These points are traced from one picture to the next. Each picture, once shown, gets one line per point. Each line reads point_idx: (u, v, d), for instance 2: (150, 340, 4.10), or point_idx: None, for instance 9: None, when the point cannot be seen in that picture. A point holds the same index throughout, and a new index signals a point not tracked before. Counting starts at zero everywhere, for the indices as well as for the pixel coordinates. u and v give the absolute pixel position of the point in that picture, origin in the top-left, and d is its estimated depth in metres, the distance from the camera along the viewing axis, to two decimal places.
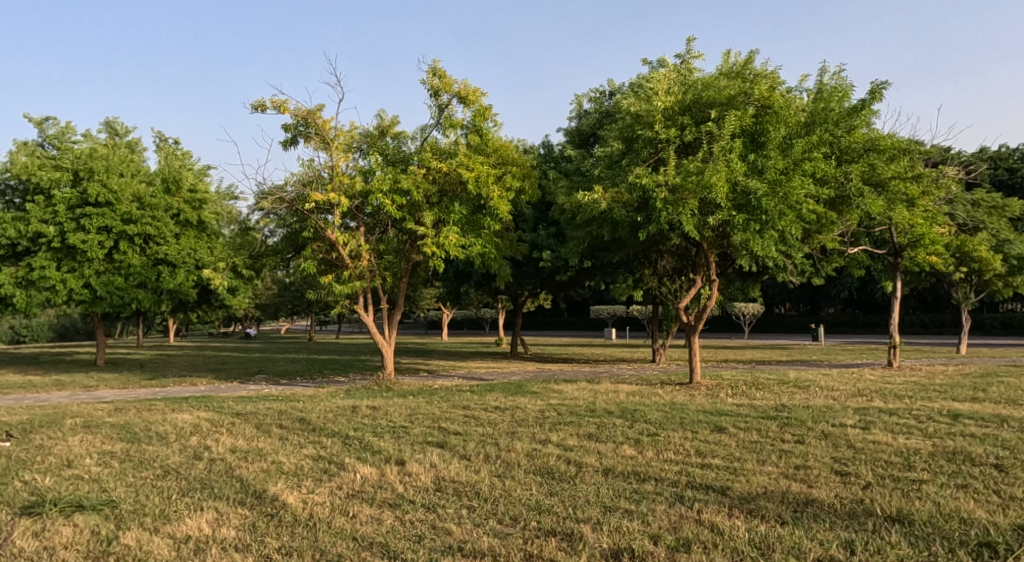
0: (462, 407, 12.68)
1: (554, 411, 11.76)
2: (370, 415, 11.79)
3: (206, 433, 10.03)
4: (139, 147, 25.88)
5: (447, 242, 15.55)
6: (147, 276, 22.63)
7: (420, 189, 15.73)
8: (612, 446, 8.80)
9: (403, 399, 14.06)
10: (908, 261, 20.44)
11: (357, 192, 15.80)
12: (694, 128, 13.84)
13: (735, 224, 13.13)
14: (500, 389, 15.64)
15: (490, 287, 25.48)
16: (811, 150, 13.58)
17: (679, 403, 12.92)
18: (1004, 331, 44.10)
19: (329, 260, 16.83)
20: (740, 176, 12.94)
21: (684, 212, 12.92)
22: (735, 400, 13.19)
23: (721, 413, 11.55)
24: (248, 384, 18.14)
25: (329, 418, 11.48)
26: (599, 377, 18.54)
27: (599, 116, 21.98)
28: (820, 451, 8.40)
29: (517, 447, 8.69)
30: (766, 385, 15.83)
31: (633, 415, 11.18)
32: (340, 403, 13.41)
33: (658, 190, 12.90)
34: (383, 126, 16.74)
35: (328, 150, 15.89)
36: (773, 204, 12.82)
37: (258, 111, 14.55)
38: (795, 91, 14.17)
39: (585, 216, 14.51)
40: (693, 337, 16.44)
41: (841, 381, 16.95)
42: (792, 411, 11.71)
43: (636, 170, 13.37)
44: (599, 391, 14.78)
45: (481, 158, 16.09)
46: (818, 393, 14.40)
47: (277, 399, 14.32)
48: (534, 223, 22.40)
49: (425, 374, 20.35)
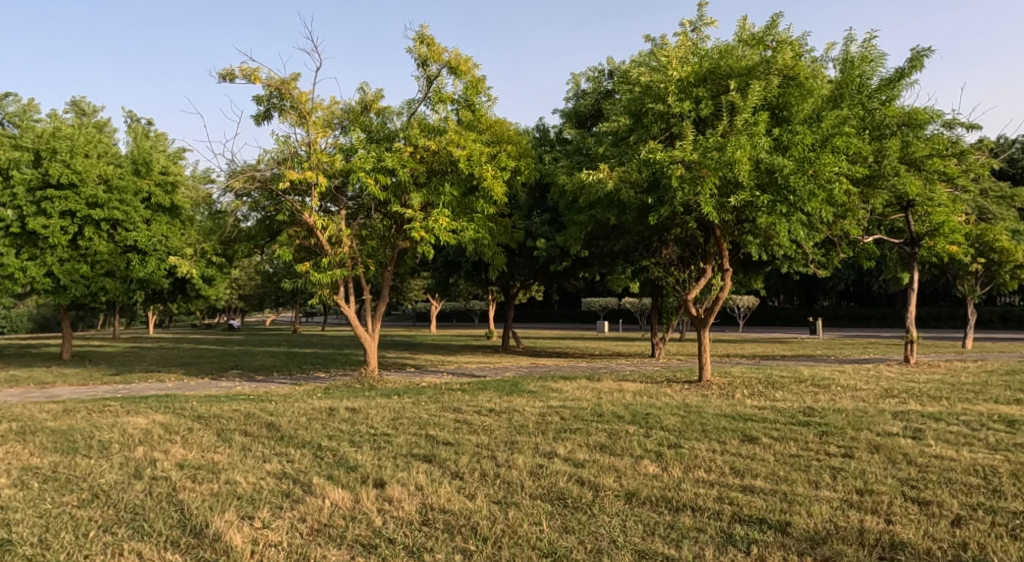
0: (453, 410, 11.32)
1: (557, 415, 10.44)
2: (348, 420, 10.42)
3: (155, 443, 8.59)
4: (108, 127, 24.28)
5: (437, 227, 14.15)
6: (115, 264, 21.15)
7: (406, 169, 14.34)
8: (630, 461, 7.49)
9: (386, 400, 12.69)
10: (926, 252, 19.27)
11: (338, 171, 14.42)
12: (711, 101, 12.65)
13: (759, 206, 11.87)
14: (494, 388, 14.30)
15: (481, 277, 24.14)
16: (840, 125, 12.34)
17: (694, 405, 11.59)
18: (1003, 325, 43.14)
19: (307, 246, 15.46)
20: (765, 152, 11.72)
21: (703, 191, 11.66)
22: (756, 403, 11.88)
23: (745, 418, 10.26)
24: (220, 382, 16.70)
25: (302, 424, 10.11)
26: (600, 373, 17.23)
27: (599, 97, 20.70)
28: (878, 468, 7.11)
29: (518, 463, 7.36)
30: (784, 384, 14.55)
31: (648, 420, 9.85)
32: (317, 405, 12.03)
33: (673, 167, 11.62)
34: (366, 101, 15.39)
35: (306, 126, 14.48)
36: (801, 184, 11.58)
37: (227, 81, 13.11)
38: (820, 62, 13.03)
39: (589, 197, 13.19)
40: (704, 331, 15.14)
41: (862, 380, 15.71)
42: (825, 415, 10.42)
43: (649, 145, 12.08)
44: (603, 391, 13.46)
45: (474, 135, 14.73)
46: (845, 394, 13.11)
47: (249, 399, 12.93)
48: (528, 209, 21.04)
49: (412, 370, 18.94)
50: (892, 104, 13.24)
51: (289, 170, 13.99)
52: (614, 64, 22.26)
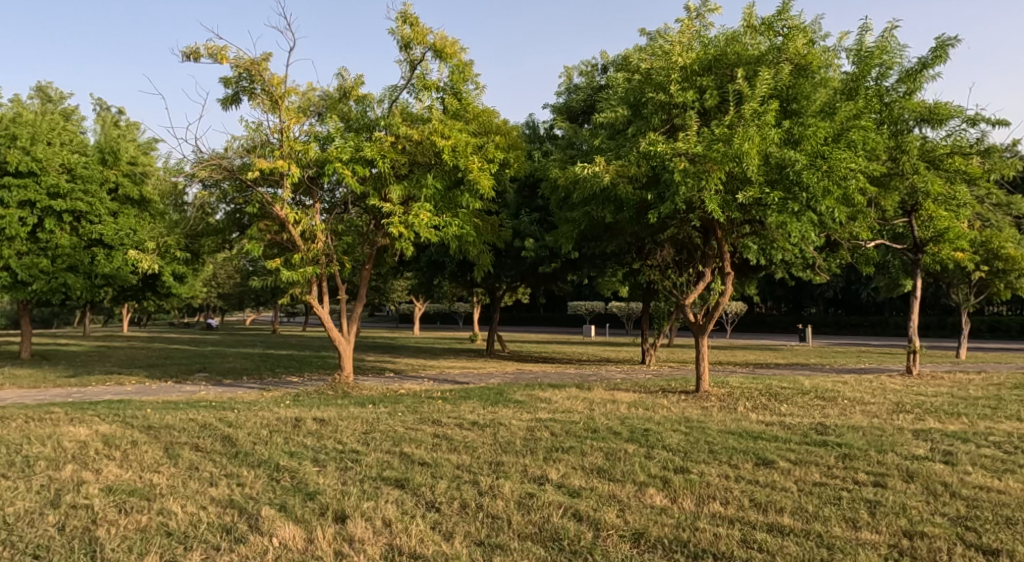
0: (432, 423, 10.32)
1: (546, 431, 9.40)
2: (314, 434, 9.38)
3: (89, 460, 7.51)
4: (75, 115, 23.06)
5: (418, 222, 13.05)
6: (78, 259, 19.99)
7: (386, 160, 13.30)
8: (633, 489, 6.49)
9: (360, 409, 11.67)
10: (931, 259, 18.40)
11: (312, 161, 13.38)
12: (716, 91, 11.71)
13: (769, 204, 10.87)
14: (477, 396, 13.29)
15: (465, 278, 23.14)
16: (856, 119, 11.40)
17: (696, 420, 10.61)
18: (991, 335, 42.54)
19: (279, 242, 14.40)
20: (775, 145, 10.77)
21: (709, 187, 10.67)
22: (762, 418, 10.90)
23: (755, 436, 9.30)
24: (184, 386, 15.58)
25: (262, 438, 9.07)
26: (590, 381, 16.22)
27: (591, 92, 19.76)
28: (921, 503, 6.15)
29: (504, 491, 6.36)
30: (787, 397, 13.59)
31: (648, 439, 8.83)
32: (282, 414, 10.98)
33: (676, 160, 10.69)
34: (345, 87, 14.38)
35: (278, 111, 13.43)
36: (815, 180, 10.58)
37: (191, 60, 12.04)
38: (833, 52, 12.14)
39: (583, 192, 12.21)
40: (701, 337, 14.15)
41: (867, 392, 14.80)
42: (841, 435, 9.45)
43: (650, 137, 11.15)
44: (596, 402, 12.46)
45: (460, 124, 13.72)
46: (855, 408, 12.16)
47: (209, 407, 11.85)
48: (516, 208, 20.07)
49: (390, 376, 17.88)
50: (911, 97, 12.29)
51: (259, 159, 12.94)
52: (607, 58, 21.35)
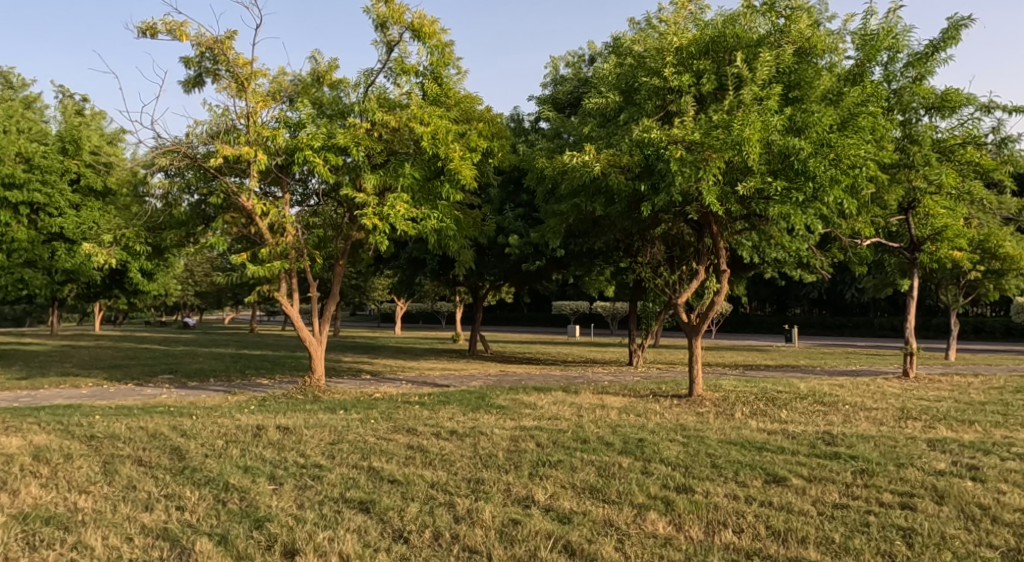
0: (405, 432, 9.47)
1: (531, 442, 8.57)
2: (275, 445, 8.52)
3: (12, 477, 6.65)
4: (37, 103, 21.98)
5: (394, 214, 12.13)
6: (37, 253, 19.10)
7: (360, 148, 12.42)
8: (631, 514, 5.71)
9: (329, 416, 10.80)
10: (928, 259, 17.72)
11: (281, 148, 12.48)
12: (714, 76, 10.89)
13: (772, 195, 10.05)
14: (457, 401, 12.44)
15: (447, 276, 22.27)
16: (864, 105, 10.62)
17: (692, 428, 9.82)
18: (975, 336, 42.07)
19: (246, 235, 13.45)
20: (778, 132, 9.98)
21: (707, 176, 9.84)
22: (762, 426, 10.12)
23: (760, 447, 8.50)
24: (145, 389, 14.65)
25: (216, 449, 8.21)
26: (576, 384, 15.40)
27: (578, 84, 18.95)
28: (963, 532, 5.37)
29: (484, 518, 5.56)
30: (785, 401, 12.79)
31: (643, 451, 8.00)
32: (242, 422, 10.10)
33: (672, 148, 9.88)
34: (318, 72, 13.51)
35: (245, 95, 12.53)
36: (822, 168, 9.72)
37: (147, 36, 11.12)
38: (837, 35, 11.39)
39: (571, 182, 11.37)
40: (695, 338, 13.39)
41: (867, 396, 14.04)
42: (851, 445, 8.68)
43: (643, 123, 10.35)
44: (584, 407, 11.66)
45: (440, 110, 12.86)
46: (859, 414, 11.40)
47: (166, 413, 10.99)
48: (499, 203, 19.23)
49: (366, 378, 17.01)
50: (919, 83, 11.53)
51: (223, 146, 12.03)
52: (595, 49, 20.59)
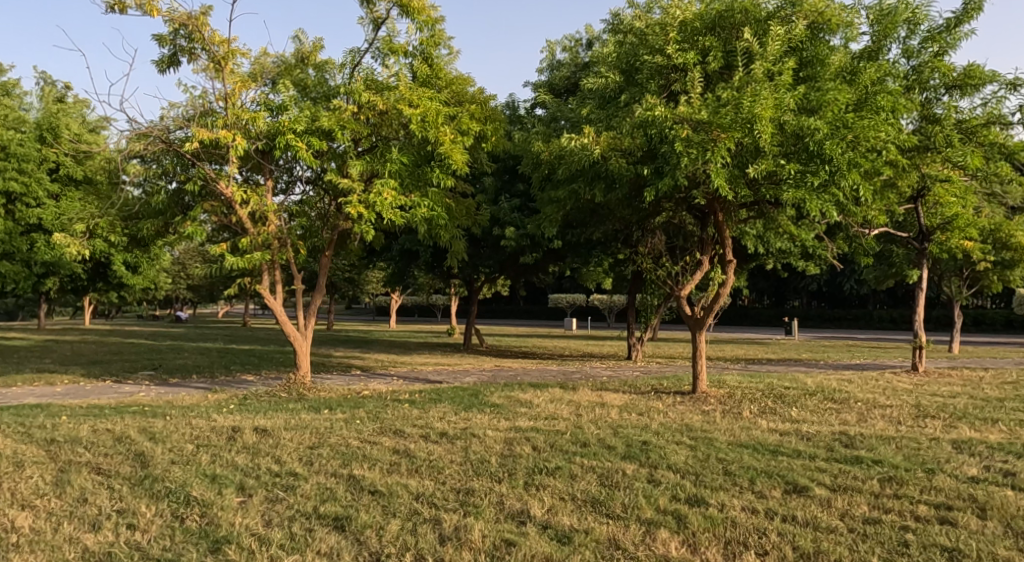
0: (392, 434, 8.84)
1: (525, 446, 7.90)
2: (250, 449, 7.90)
3: None
4: (17, 89, 21.22)
5: (381, 202, 11.42)
6: (15, 245, 18.70)
7: (346, 131, 11.74)
8: (639, 532, 5.10)
9: (311, 417, 10.16)
10: (937, 249, 17.07)
11: (262, 131, 11.78)
12: (721, 52, 10.21)
13: (785, 179, 9.35)
14: (449, 399, 11.78)
15: (441, 268, 21.60)
16: (881, 84, 9.95)
17: (699, 429, 9.19)
18: (975, 329, 41.50)
19: (227, 225, 12.78)
20: (790, 112, 9.33)
21: (715, 159, 9.16)
22: (773, 426, 9.49)
23: (775, 450, 7.87)
24: (123, 387, 14.00)
25: (184, 454, 7.61)
26: (575, 380, 14.77)
27: (575, 68, 18.26)
28: (1015, 553, 4.75)
29: (474, 539, 4.95)
30: (794, 398, 12.14)
31: (649, 456, 7.36)
32: (217, 423, 9.47)
33: (677, 129, 9.24)
34: (302, 53, 12.80)
35: (223, 76, 11.84)
36: (838, 150, 9.03)
37: (117, 12, 10.42)
38: (851, 12, 10.72)
39: (569, 167, 10.71)
40: (699, 333, 12.74)
41: (879, 392, 13.39)
42: (872, 447, 8.03)
43: (646, 103, 9.69)
44: (583, 406, 11.01)
45: (430, 92, 12.21)
46: (874, 412, 10.77)
47: (138, 413, 10.34)
48: (494, 192, 18.56)
49: (356, 374, 16.38)
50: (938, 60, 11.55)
51: (199, 129, 11.35)
52: (592, 32, 19.92)
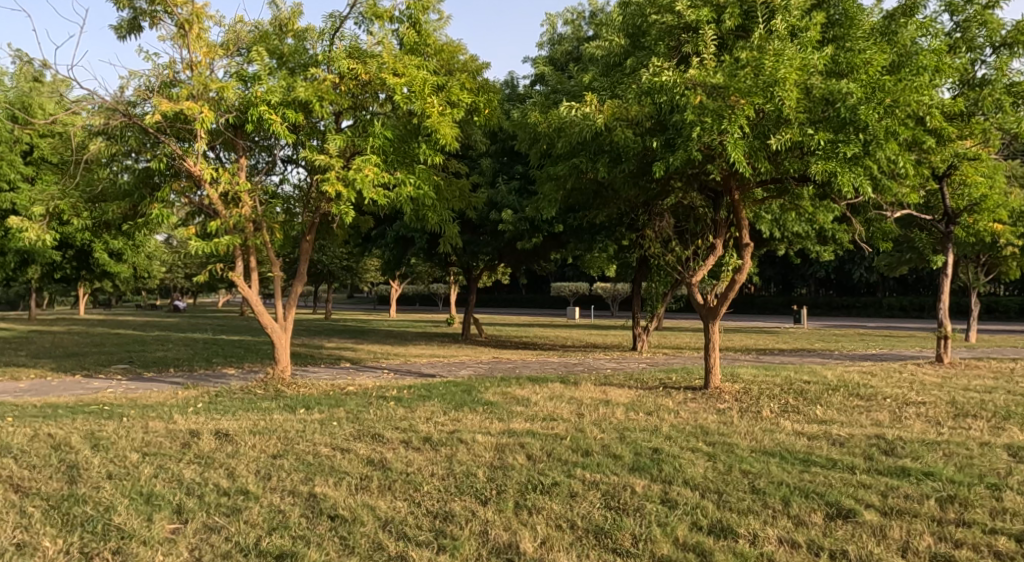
0: (371, 438, 7.84)
1: (518, 455, 6.85)
2: (204, 459, 6.88)
3: None
4: None
5: (362, 178, 10.35)
6: None
7: (324, 103, 10.69)
8: None
9: (283, 417, 9.14)
10: (963, 232, 15.93)
11: (231, 104, 10.73)
12: (740, 9, 9.10)
13: (812, 149, 8.26)
14: (439, 396, 10.75)
15: (437, 255, 20.55)
16: (919, 44, 8.86)
17: (716, 432, 8.15)
18: (988, 317, 40.41)
19: (198, 207, 11.74)
20: (819, 74, 8.26)
21: (734, 127, 8.06)
22: (799, 428, 8.43)
23: (805, 460, 6.83)
24: (92, 382, 13.03)
25: (125, 466, 6.60)
26: (578, 374, 13.72)
27: (577, 42, 17.16)
28: None
29: None
30: (817, 394, 11.09)
31: (661, 467, 6.33)
32: (176, 427, 8.47)
33: (691, 94, 8.17)
34: (280, 20, 11.61)
35: (189, 43, 10.79)
36: (875, 116, 7.91)
37: None
38: None
39: (570, 139, 9.64)
40: (711, 323, 11.70)
41: (907, 386, 12.33)
42: (917, 455, 6.97)
43: (655, 65, 8.62)
44: (586, 404, 9.97)
45: (417, 60, 11.14)
46: (909, 411, 9.70)
47: (93, 415, 9.38)
48: (492, 174, 17.49)
49: (345, 366, 15.38)
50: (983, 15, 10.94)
51: (161, 101, 10.31)
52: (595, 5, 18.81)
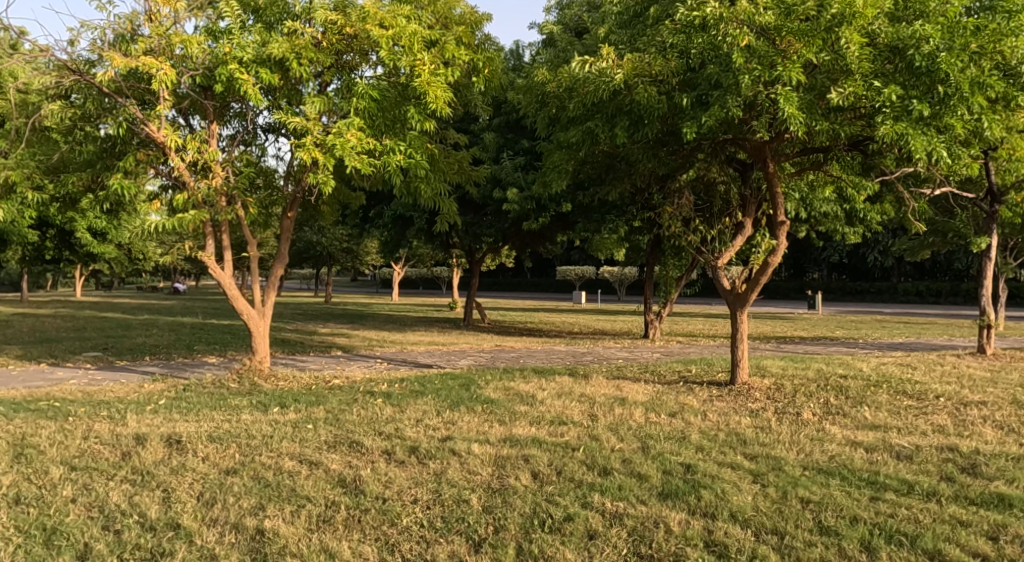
0: (347, 447, 6.62)
1: (522, 474, 5.62)
2: (141, 477, 5.68)
3: None
4: None
5: (342, 144, 9.10)
6: None
7: (303, 60, 9.41)
8: None
9: (251, 419, 7.93)
10: (1010, 212, 14.55)
11: (199, 61, 9.43)
12: None
13: (875, 107, 6.96)
14: (432, 392, 9.52)
15: (438, 236, 19.29)
16: None
17: (756, 441, 6.89)
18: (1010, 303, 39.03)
19: (165, 178, 10.48)
20: (884, 17, 6.98)
21: (784, 78, 6.79)
22: (852, 437, 7.18)
23: (873, 481, 5.58)
24: (55, 373, 11.85)
25: (42, 486, 5.40)
26: (588, 366, 12.46)
27: (588, 6, 15.78)
28: None
29: None
30: (859, 392, 9.83)
31: (699, 493, 5.12)
32: (126, 430, 7.28)
33: (735, 37, 6.89)
34: None
35: None
36: (953, 66, 6.60)
37: None
38: None
39: (583, 99, 8.36)
40: (737, 312, 10.40)
41: (956, 382, 11.04)
42: (1006, 475, 5.70)
43: (689, 8, 7.32)
44: (599, 403, 8.75)
45: (408, 12, 9.87)
46: (971, 414, 8.42)
47: (38, 413, 8.22)
48: (496, 148, 16.17)
49: (335, 355, 14.17)
50: None
51: (117, 56, 9.05)
52: None
